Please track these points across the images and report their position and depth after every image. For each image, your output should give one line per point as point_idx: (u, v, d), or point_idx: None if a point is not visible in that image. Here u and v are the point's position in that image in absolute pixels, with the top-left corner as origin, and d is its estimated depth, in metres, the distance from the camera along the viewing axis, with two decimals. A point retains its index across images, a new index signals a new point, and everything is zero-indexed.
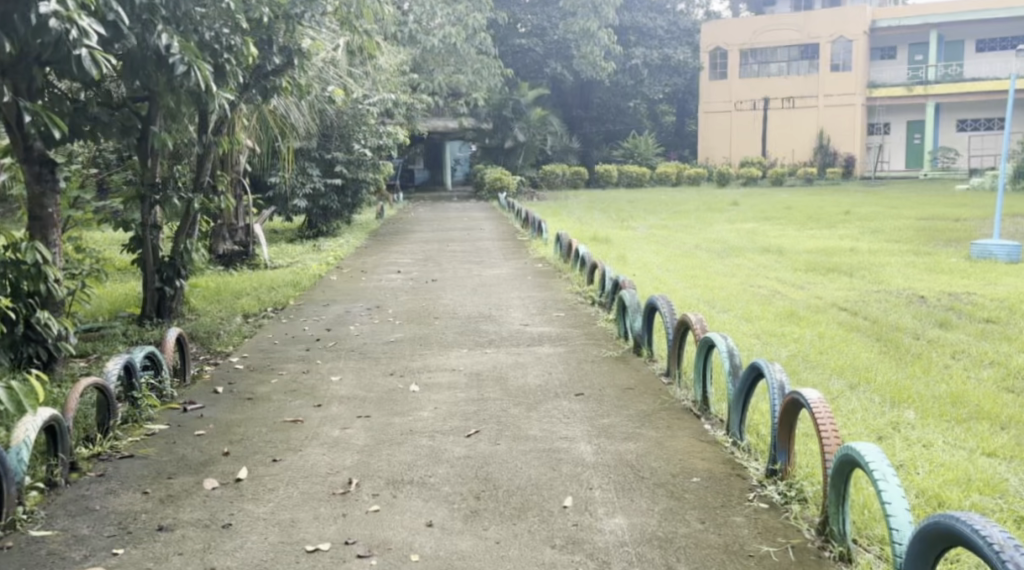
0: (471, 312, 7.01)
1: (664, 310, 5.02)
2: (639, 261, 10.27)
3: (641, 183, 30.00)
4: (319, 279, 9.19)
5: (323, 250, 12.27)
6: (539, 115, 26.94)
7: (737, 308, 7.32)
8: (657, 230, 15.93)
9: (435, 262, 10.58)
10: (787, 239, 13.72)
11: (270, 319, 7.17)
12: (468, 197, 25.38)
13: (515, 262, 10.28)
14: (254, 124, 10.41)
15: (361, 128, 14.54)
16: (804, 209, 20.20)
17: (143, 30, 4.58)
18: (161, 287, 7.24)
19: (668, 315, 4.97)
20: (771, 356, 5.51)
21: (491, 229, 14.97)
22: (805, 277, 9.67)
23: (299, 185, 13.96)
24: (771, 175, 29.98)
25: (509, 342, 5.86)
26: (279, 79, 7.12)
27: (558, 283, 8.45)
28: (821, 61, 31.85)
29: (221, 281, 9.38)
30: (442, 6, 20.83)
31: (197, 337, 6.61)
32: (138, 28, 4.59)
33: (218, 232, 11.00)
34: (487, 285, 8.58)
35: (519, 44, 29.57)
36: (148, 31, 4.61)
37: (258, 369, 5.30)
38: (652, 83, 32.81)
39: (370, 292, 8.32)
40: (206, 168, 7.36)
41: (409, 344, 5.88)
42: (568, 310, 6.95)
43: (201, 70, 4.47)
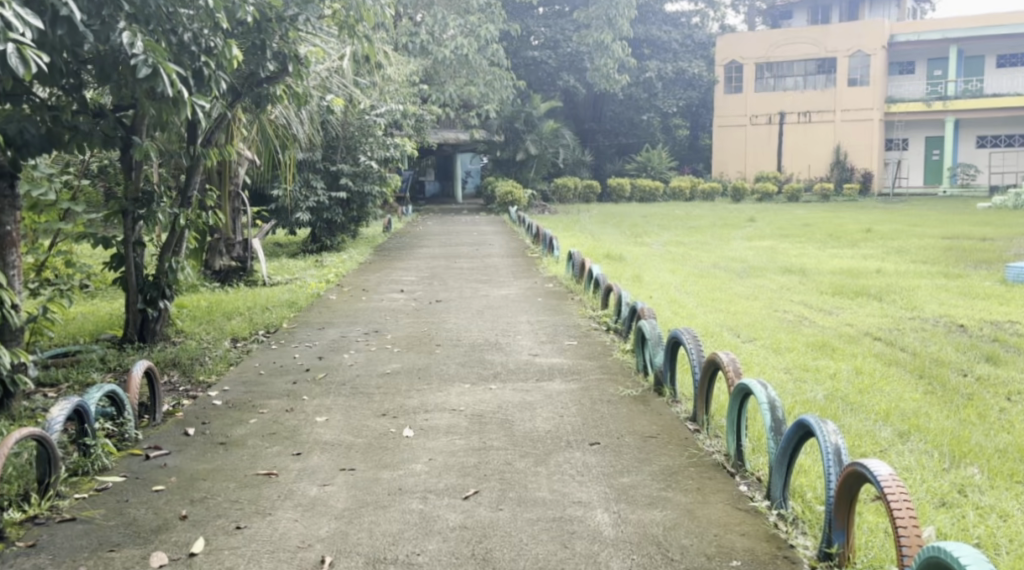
0: (475, 338, 6.49)
1: (688, 348, 4.47)
2: (656, 281, 9.74)
3: (654, 197, 29.49)
4: (317, 298, 8.69)
5: (324, 266, 11.78)
6: (551, 127, 26.43)
7: (763, 338, 6.78)
8: (672, 247, 15.40)
9: (440, 280, 10.07)
10: (809, 259, 13.14)
11: (259, 344, 6.67)
12: (478, 210, 24.92)
13: (525, 281, 9.77)
14: (251, 133, 9.95)
15: (367, 140, 14.11)
16: (824, 226, 19.62)
17: (104, 27, 4.14)
18: (144, 308, 6.76)
19: (695, 355, 4.41)
20: (809, 397, 4.96)
21: (501, 244, 14.47)
22: (832, 301, 9.10)
23: (303, 198, 13.50)
24: (786, 190, 29.41)
25: (516, 376, 5.34)
26: (274, 87, 6.69)
27: (570, 306, 7.93)
28: (839, 76, 31.31)
29: (214, 300, 8.91)
30: (454, 16, 20.38)
31: (180, 366, 6.13)
32: (95, 24, 4.14)
33: (214, 247, 10.52)
34: (494, 307, 8.06)
35: (531, 56, 29.16)
36: (109, 29, 4.15)
37: (237, 405, 4.80)
38: (666, 97, 32.32)
39: (369, 314, 7.81)
40: (195, 181, 6.89)
41: (406, 376, 5.36)
42: (580, 338, 6.43)
43: (168, 72, 3.91)
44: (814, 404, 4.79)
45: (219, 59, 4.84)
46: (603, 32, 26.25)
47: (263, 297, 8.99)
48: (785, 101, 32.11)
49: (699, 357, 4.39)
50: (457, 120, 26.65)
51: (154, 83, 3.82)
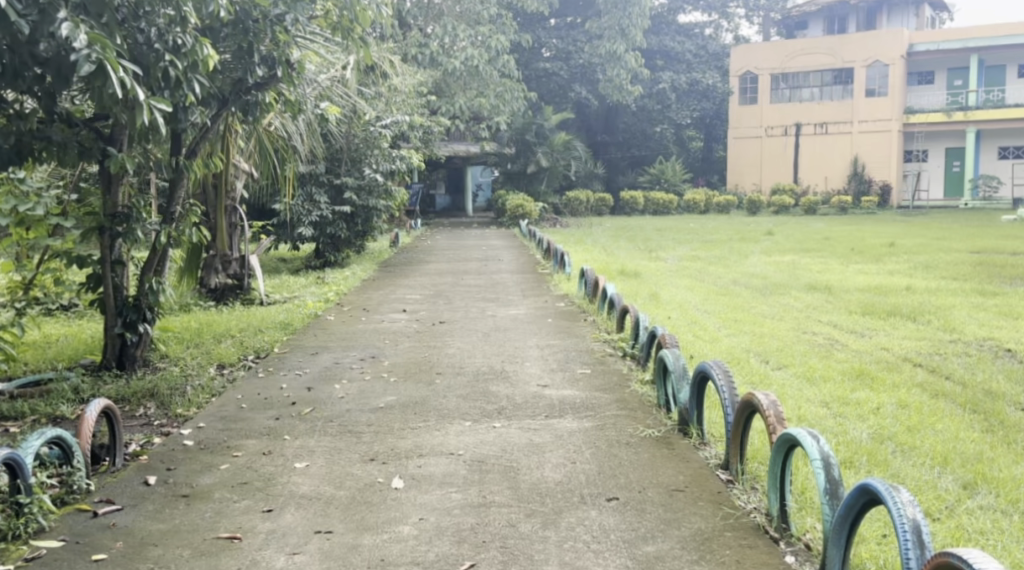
0: (479, 366, 5.94)
1: (719, 387, 3.94)
2: (674, 300, 9.18)
3: (668, 210, 28.97)
4: (313, 320, 8.18)
5: (326, 283, 11.30)
6: (563, 139, 25.92)
7: (794, 366, 6.21)
8: (689, 262, 14.84)
9: (445, 298, 9.55)
10: (833, 275, 12.57)
11: (247, 372, 6.17)
12: (489, 223, 24.42)
13: (536, 300, 9.22)
14: (248, 144, 9.49)
15: (373, 152, 13.61)
16: (844, 240, 19.02)
17: (41, 18, 3.74)
18: (122, 333, 6.23)
19: (728, 397, 3.88)
20: (853, 438, 4.41)
21: (511, 260, 13.95)
22: (863, 322, 8.52)
23: (305, 212, 13.05)
24: (803, 203, 28.81)
25: (523, 411, 4.79)
26: (262, 94, 6.20)
27: (583, 328, 7.39)
28: (856, 87, 30.74)
29: (205, 321, 8.42)
30: (464, 27, 20.05)
31: (158, 398, 5.63)
32: (34, 14, 3.73)
33: (210, 263, 10.06)
34: (502, 329, 7.52)
35: (543, 68, 28.74)
36: (47, 20, 3.74)
37: (209, 447, 4.28)
38: (679, 108, 31.72)
39: (368, 337, 7.28)
40: (179, 196, 6.40)
41: (400, 412, 4.82)
42: (594, 366, 5.88)
43: (116, 69, 3.47)
44: (861, 447, 4.25)
45: (189, 59, 4.42)
46: (615, 42, 25.76)
47: (258, 317, 8.52)
48: (802, 112, 31.54)
49: (734, 400, 3.86)
50: (468, 133, 26.22)
51: (99, 80, 3.34)
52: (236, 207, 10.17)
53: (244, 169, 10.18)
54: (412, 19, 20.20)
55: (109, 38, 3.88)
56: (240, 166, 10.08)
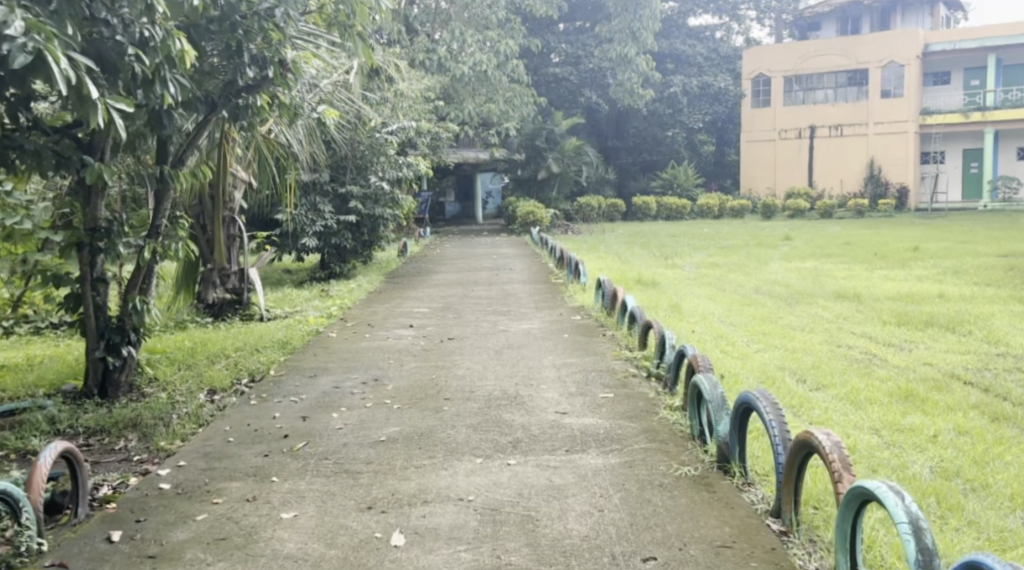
0: (491, 390, 5.43)
1: (771, 436, 3.45)
2: (698, 312, 8.65)
3: (682, 215, 28.48)
4: (314, 337, 7.70)
5: (331, 297, 10.82)
6: (574, 144, 25.36)
7: (835, 386, 5.70)
8: (706, 270, 14.32)
9: (454, 312, 9.06)
10: (860, 282, 12.02)
11: (238, 399, 5.69)
12: (499, 230, 23.98)
13: (549, 313, 8.72)
14: (245, 151, 9.04)
15: (379, 159, 13.12)
16: (865, 245, 18.45)
17: None
18: (104, 357, 5.76)
19: (780, 444, 3.40)
20: (915, 474, 3.91)
21: (522, 269, 13.44)
22: (900, 333, 7.98)
23: (309, 221, 12.62)
24: (819, 206, 28.24)
25: (541, 444, 4.28)
26: (253, 97, 5.78)
27: (602, 344, 6.89)
28: (871, 88, 30.14)
29: (199, 340, 7.96)
30: (473, 32, 19.66)
31: (142, 430, 5.16)
32: None
33: (207, 278, 9.63)
34: (516, 346, 7.01)
35: (552, 73, 28.28)
36: None
37: (187, 491, 3.80)
38: (691, 111, 31.17)
39: (371, 357, 6.78)
40: (164, 209, 5.91)
41: (403, 446, 4.32)
42: (617, 389, 5.37)
43: (56, 59, 3.10)
44: (928, 487, 3.73)
45: (159, 53, 4.14)
46: (626, 45, 25.36)
47: (256, 334, 8.06)
48: (817, 114, 30.98)
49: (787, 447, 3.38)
50: (477, 139, 25.84)
51: (31, 69, 2.99)
52: (235, 218, 9.70)
53: (242, 178, 9.78)
54: (419, 24, 19.79)
55: (56, 26, 3.51)
56: (237, 174, 9.66)
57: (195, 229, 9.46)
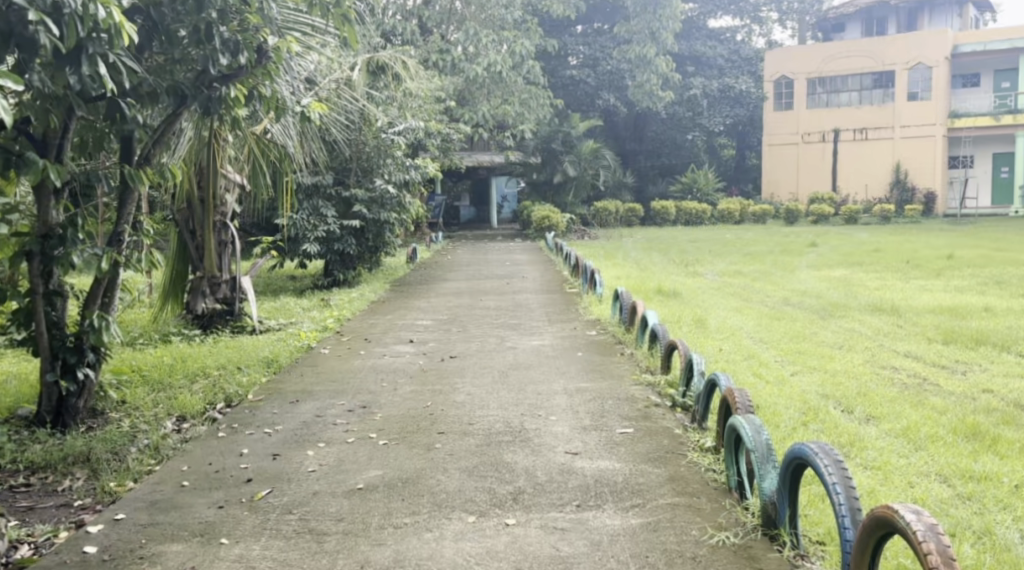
0: (492, 422, 4.73)
1: (837, 509, 2.74)
2: (725, 328, 7.92)
3: (701, 220, 27.69)
4: (304, 354, 7.04)
5: (330, 306, 10.15)
6: (592, 147, 24.58)
7: (887, 420, 4.97)
8: (730, 279, 13.56)
9: (459, 325, 8.38)
10: (894, 294, 11.25)
11: (208, 429, 5.03)
12: (513, 235, 23.31)
13: (561, 328, 8.03)
14: (236, 147, 8.41)
15: (386, 161, 12.44)
16: (895, 252, 17.64)
17: None
18: (57, 381, 5.11)
19: (849, 519, 2.70)
20: (1005, 546, 3.19)
21: (535, 277, 12.74)
22: (949, 353, 7.22)
23: (311, 227, 11.93)
24: (844, 212, 27.36)
25: (547, 496, 3.59)
26: (227, 88, 5.16)
27: (620, 365, 6.19)
28: (897, 91, 29.24)
29: (180, 356, 7.33)
30: (488, 31, 18.96)
31: (93, 467, 4.50)
32: None
33: (197, 287, 8.98)
34: (524, 366, 6.31)
35: (570, 75, 27.57)
36: None
37: (115, 557, 3.16)
38: (712, 115, 30.26)
39: (362, 378, 6.10)
40: (128, 213, 5.23)
41: (383, 497, 3.65)
42: (637, 423, 4.67)
43: None
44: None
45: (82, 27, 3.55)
46: (646, 45, 24.74)
47: (246, 350, 7.42)
48: (841, 117, 30.13)
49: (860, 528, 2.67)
50: (491, 143, 25.22)
51: None
52: (226, 222, 9.08)
53: (235, 182, 9.18)
54: (431, 23, 19.15)
55: None
56: (229, 178, 9.06)
57: (184, 235, 8.86)
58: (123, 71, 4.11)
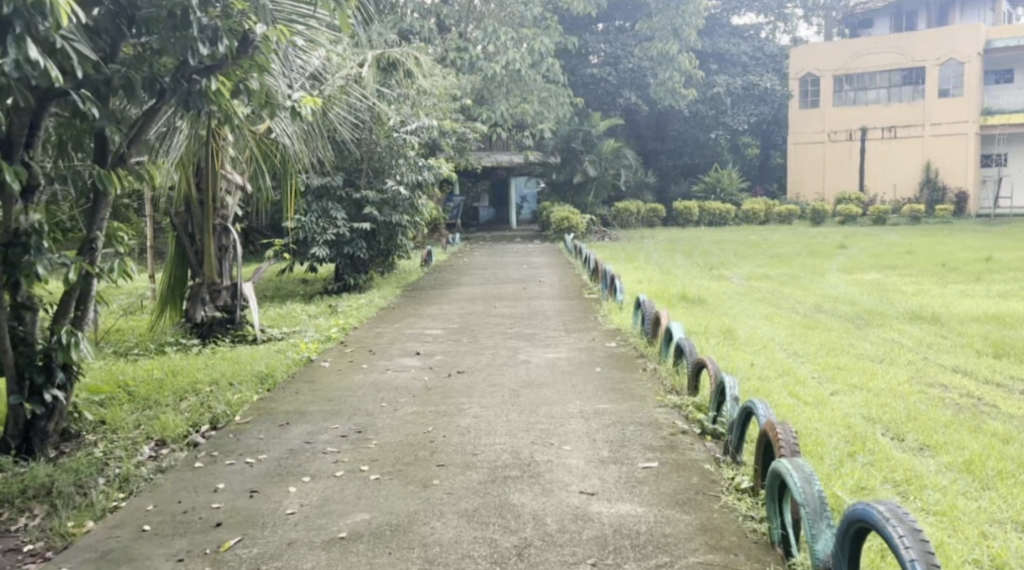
0: (498, 453, 4.23)
1: None
2: (755, 340, 7.36)
3: (726, 221, 27.02)
4: (302, 368, 6.57)
5: (338, 313, 9.70)
6: (613, 146, 23.99)
7: (943, 450, 4.41)
8: (758, 284, 13.00)
9: (470, 335, 7.89)
10: (934, 300, 10.64)
11: (186, 457, 4.55)
12: (532, 237, 22.86)
13: (580, 338, 7.51)
14: (237, 144, 7.96)
15: (398, 161, 11.95)
16: (930, 254, 16.96)
17: None
18: (21, 403, 4.63)
19: None
20: None
21: (553, 282, 12.22)
22: (1002, 368, 6.62)
23: (320, 229, 11.52)
24: (872, 212, 26.61)
25: (557, 552, 3.09)
26: (207, 83, 4.64)
27: (642, 383, 5.67)
28: (927, 87, 28.44)
29: (172, 369, 6.87)
30: (505, 29, 18.43)
31: (54, 499, 4.03)
32: None
33: (196, 294, 8.52)
34: (536, 384, 5.78)
35: (590, 74, 27.03)
36: None
37: None
38: (736, 113, 29.46)
39: (360, 396, 5.59)
40: (99, 219, 4.75)
41: (366, 552, 3.16)
42: (661, 454, 4.15)
43: None
44: None
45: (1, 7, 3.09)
46: (669, 42, 24.24)
47: (243, 363, 6.94)
48: (869, 115, 29.36)
49: None
50: (510, 142, 24.75)
51: None
52: (227, 227, 8.54)
53: (237, 184, 8.66)
54: (448, 20, 18.69)
55: None
56: (230, 179, 8.53)
57: (182, 239, 8.43)
58: (73, 56, 3.67)
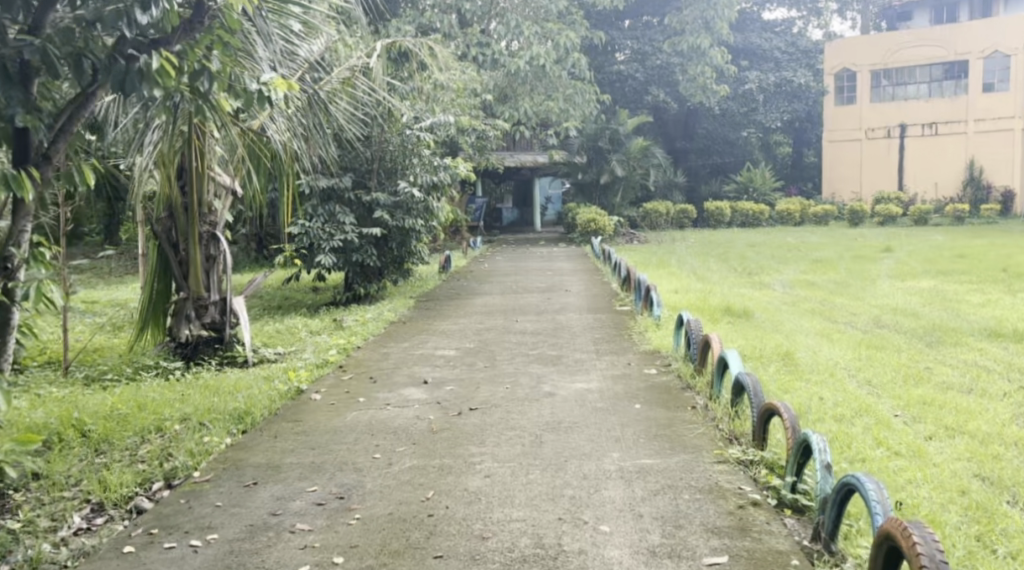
0: (515, 539, 3.25)
1: None
2: (821, 367, 6.29)
3: (759, 222, 25.84)
4: (289, 403, 5.59)
5: (345, 328, 8.74)
6: (641, 145, 22.87)
7: None
8: (802, 292, 11.95)
9: (487, 357, 6.88)
10: (1008, 313, 9.53)
11: (118, 534, 3.60)
12: (557, 239, 21.79)
13: (614, 363, 6.49)
14: (223, 139, 7.07)
15: (412, 160, 10.94)
16: (984, 259, 15.80)
17: None
18: None
19: None
20: None
21: (580, 291, 11.22)
22: None
23: (326, 235, 10.55)
24: (913, 212, 25.30)
25: None
26: (148, 61, 3.71)
27: (696, 429, 4.64)
28: (971, 81, 27.05)
29: (141, 400, 5.94)
30: (528, 22, 17.40)
31: None
32: None
33: (181, 311, 7.58)
34: (565, 427, 4.74)
35: (616, 71, 25.94)
36: None
37: None
38: (768, 110, 28.22)
39: (350, 444, 4.60)
40: (16, 233, 3.79)
41: None
42: (730, 544, 3.18)
43: None
44: None
45: None
46: (700, 36, 23.07)
47: (224, 393, 5.97)
48: (908, 111, 27.98)
49: None
50: (535, 141, 23.76)
51: None
52: (216, 234, 7.62)
53: (227, 186, 7.77)
54: (469, 13, 17.66)
55: None
56: (218, 181, 7.68)
57: (166, 248, 7.50)
58: None
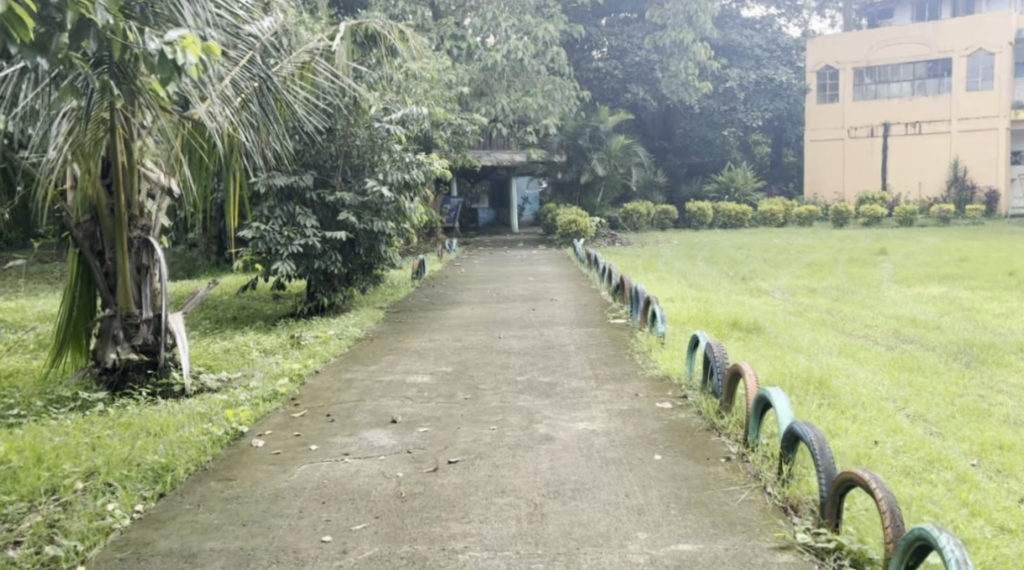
0: None
1: None
2: (865, 400, 5.28)
3: (742, 223, 24.96)
4: (222, 453, 4.51)
5: (302, 345, 7.63)
6: (622, 143, 21.82)
7: None
8: (804, 300, 11.00)
9: (467, 386, 5.82)
10: None
11: None
12: (536, 241, 20.81)
13: (617, 394, 5.46)
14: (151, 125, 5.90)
15: (380, 156, 9.84)
16: (987, 262, 14.91)
17: None
18: None
19: None
20: None
21: (565, 300, 10.17)
22: None
23: (284, 239, 9.42)
24: (899, 212, 24.54)
25: None
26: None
27: (739, 495, 3.61)
28: (954, 80, 26.27)
29: (38, 443, 4.81)
30: (505, 15, 16.46)
31: None
32: None
33: (106, 331, 6.41)
34: (571, 492, 3.70)
35: (594, 68, 25.00)
36: None
37: None
38: (750, 107, 27.51)
39: (294, 517, 3.54)
40: None
41: None
42: None
43: None
44: None
45: None
46: (682, 31, 22.29)
47: (147, 437, 4.86)
48: (892, 110, 27.17)
49: None
50: (512, 139, 22.68)
51: None
52: (148, 241, 6.47)
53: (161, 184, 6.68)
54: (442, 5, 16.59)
55: None
56: (151, 178, 6.51)
57: (87, 257, 6.34)
58: None
